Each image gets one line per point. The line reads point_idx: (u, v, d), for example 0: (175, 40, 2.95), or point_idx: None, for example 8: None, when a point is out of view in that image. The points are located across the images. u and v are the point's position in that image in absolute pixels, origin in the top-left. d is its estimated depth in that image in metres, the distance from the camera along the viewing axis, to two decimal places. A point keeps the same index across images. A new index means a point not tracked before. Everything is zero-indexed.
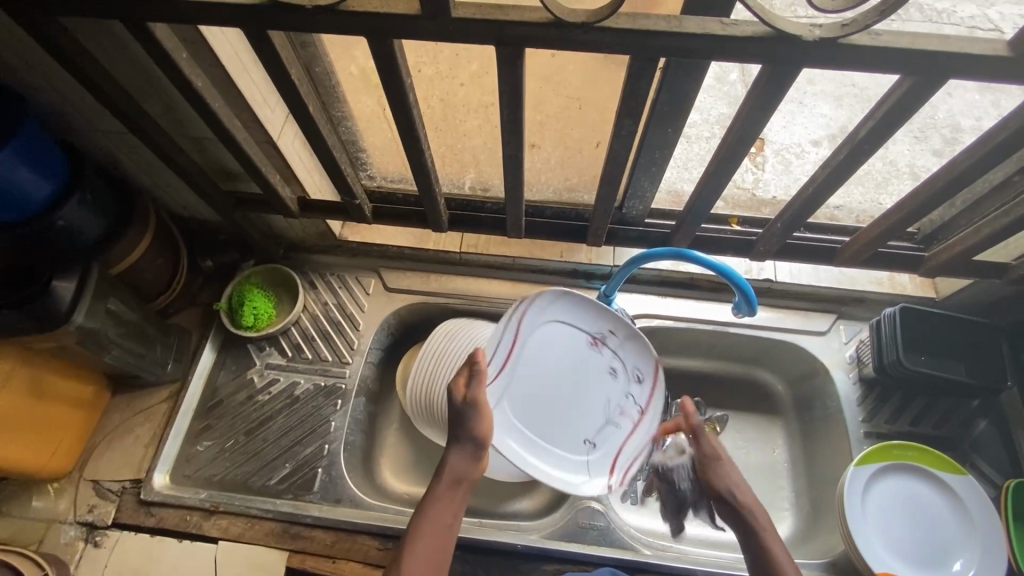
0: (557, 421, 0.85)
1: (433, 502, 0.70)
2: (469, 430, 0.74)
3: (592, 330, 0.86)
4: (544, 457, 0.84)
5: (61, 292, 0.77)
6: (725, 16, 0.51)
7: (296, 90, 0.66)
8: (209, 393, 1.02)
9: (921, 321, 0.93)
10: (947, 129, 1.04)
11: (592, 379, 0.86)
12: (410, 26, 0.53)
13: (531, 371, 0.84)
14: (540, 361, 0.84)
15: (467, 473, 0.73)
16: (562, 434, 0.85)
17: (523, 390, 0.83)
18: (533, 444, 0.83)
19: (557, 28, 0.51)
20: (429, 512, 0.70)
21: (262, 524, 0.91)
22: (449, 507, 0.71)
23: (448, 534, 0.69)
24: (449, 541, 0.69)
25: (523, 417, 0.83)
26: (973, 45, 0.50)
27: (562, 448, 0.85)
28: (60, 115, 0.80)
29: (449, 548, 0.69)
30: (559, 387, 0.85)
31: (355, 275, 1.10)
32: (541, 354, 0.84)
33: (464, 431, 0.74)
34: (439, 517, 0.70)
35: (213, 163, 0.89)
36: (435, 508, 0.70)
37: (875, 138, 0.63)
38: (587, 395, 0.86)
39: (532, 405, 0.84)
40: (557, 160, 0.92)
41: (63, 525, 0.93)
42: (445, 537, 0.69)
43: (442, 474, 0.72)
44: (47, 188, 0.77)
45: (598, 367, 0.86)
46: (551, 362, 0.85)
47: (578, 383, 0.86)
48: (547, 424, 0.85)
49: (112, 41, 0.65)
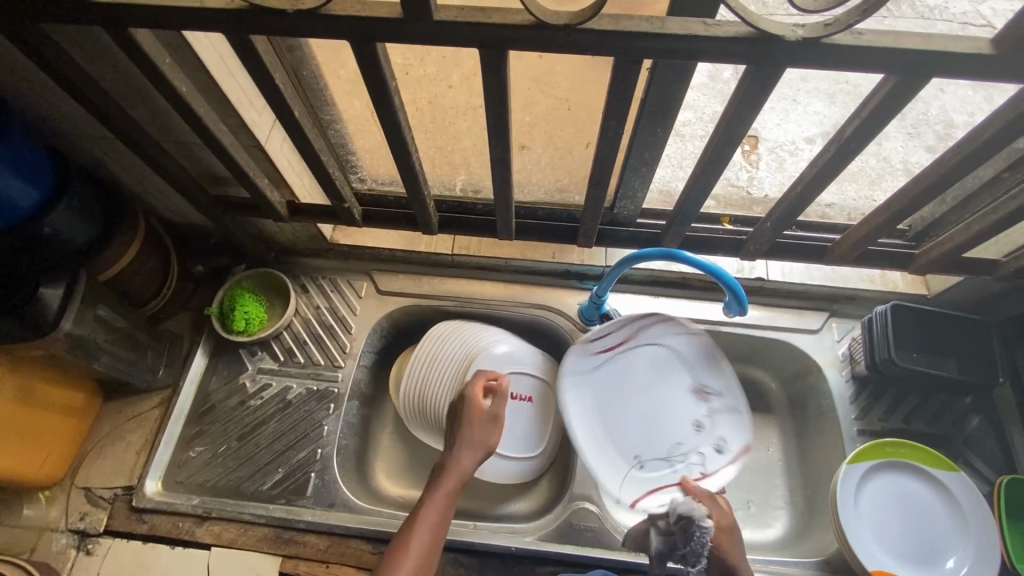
0: (615, 438, 0.93)
1: (435, 497, 0.81)
2: (472, 438, 0.86)
3: (699, 381, 0.97)
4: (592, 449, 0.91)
5: (49, 299, 0.77)
6: (709, 17, 0.51)
7: (281, 95, 0.66)
8: (200, 399, 1.02)
9: (914, 318, 0.93)
10: (940, 125, 1.05)
11: (682, 416, 0.95)
12: (393, 29, 0.53)
13: (644, 371, 0.96)
14: (660, 373, 0.96)
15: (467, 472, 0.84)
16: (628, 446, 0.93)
17: (608, 394, 0.95)
18: (588, 432, 0.92)
19: (540, 30, 0.51)
20: (428, 506, 0.80)
21: (254, 530, 0.91)
22: (441, 510, 0.80)
23: (439, 533, 0.78)
24: (441, 535, 0.79)
25: (611, 410, 0.95)
26: (956, 43, 0.50)
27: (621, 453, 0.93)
28: (45, 121, 0.80)
29: (440, 541, 0.78)
30: (645, 407, 0.95)
31: (346, 278, 1.10)
32: (653, 376, 0.96)
33: (467, 437, 0.86)
34: (434, 515, 0.79)
35: (201, 167, 0.89)
36: (433, 506, 0.80)
37: (862, 137, 0.63)
38: (664, 429, 0.94)
39: (627, 409, 0.95)
40: (547, 161, 0.92)
41: (55, 533, 0.93)
42: (438, 530, 0.79)
43: (445, 475, 0.83)
44: (34, 195, 0.77)
45: (695, 407, 0.96)
46: (677, 385, 0.96)
47: (645, 415, 0.94)
48: (625, 431, 0.94)
49: (96, 48, 0.65)
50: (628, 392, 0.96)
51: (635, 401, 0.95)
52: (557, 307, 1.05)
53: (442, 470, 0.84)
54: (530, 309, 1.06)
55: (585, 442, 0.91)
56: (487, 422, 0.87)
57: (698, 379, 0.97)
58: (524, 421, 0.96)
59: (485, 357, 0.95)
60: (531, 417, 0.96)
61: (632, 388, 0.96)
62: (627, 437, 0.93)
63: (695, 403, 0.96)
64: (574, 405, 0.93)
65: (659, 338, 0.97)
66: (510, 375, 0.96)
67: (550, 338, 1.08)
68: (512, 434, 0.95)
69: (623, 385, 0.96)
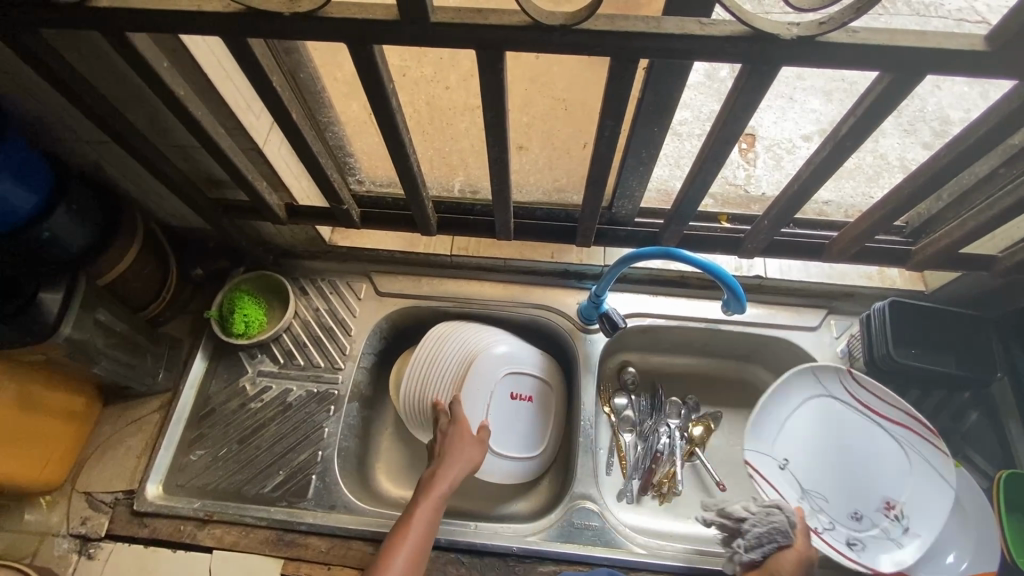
0: (818, 467, 0.93)
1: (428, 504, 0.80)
2: (463, 454, 0.86)
3: (897, 496, 0.89)
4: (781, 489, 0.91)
5: (48, 303, 0.77)
6: (704, 16, 0.52)
7: (279, 97, 0.66)
8: (200, 402, 1.02)
9: (911, 314, 0.94)
10: (936, 122, 1.05)
11: (856, 493, 0.90)
12: (390, 31, 0.53)
13: (884, 437, 0.92)
14: (852, 430, 0.93)
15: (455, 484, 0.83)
16: (855, 492, 0.90)
17: (797, 434, 0.94)
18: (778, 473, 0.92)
19: (536, 31, 0.51)
20: (417, 514, 0.79)
21: (256, 532, 0.91)
22: (432, 518, 0.79)
23: (424, 541, 0.77)
24: (427, 544, 0.77)
25: (812, 456, 0.93)
26: (950, 40, 0.50)
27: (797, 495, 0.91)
28: (43, 126, 0.80)
29: (425, 550, 0.77)
30: (849, 460, 0.92)
31: (345, 280, 1.10)
32: (900, 476, 0.90)
33: (457, 451, 0.86)
34: (422, 523, 0.78)
35: (199, 171, 0.89)
36: (421, 515, 0.79)
37: (857, 134, 0.63)
38: (865, 486, 0.90)
39: (852, 461, 0.92)
40: (545, 162, 0.92)
41: (56, 538, 0.93)
42: (425, 539, 0.77)
43: (433, 484, 0.82)
44: (33, 200, 0.77)
45: (872, 503, 0.89)
46: (893, 466, 0.91)
47: (868, 483, 0.91)
48: (815, 475, 0.92)
49: (93, 52, 0.65)
50: (866, 448, 0.92)
51: (841, 447, 0.93)
52: (556, 306, 1.05)
53: (431, 479, 0.83)
54: (528, 309, 1.06)
55: (773, 435, 0.94)
56: (476, 439, 0.88)
57: (898, 500, 0.89)
58: (524, 421, 0.96)
59: (484, 357, 0.94)
60: (531, 417, 0.97)
61: (869, 445, 0.92)
62: (830, 476, 0.92)
63: (876, 502, 0.89)
64: (807, 413, 0.95)
65: (865, 412, 0.93)
66: (510, 374, 0.96)
67: (550, 338, 1.08)
68: (513, 433, 0.95)
69: (880, 446, 0.92)
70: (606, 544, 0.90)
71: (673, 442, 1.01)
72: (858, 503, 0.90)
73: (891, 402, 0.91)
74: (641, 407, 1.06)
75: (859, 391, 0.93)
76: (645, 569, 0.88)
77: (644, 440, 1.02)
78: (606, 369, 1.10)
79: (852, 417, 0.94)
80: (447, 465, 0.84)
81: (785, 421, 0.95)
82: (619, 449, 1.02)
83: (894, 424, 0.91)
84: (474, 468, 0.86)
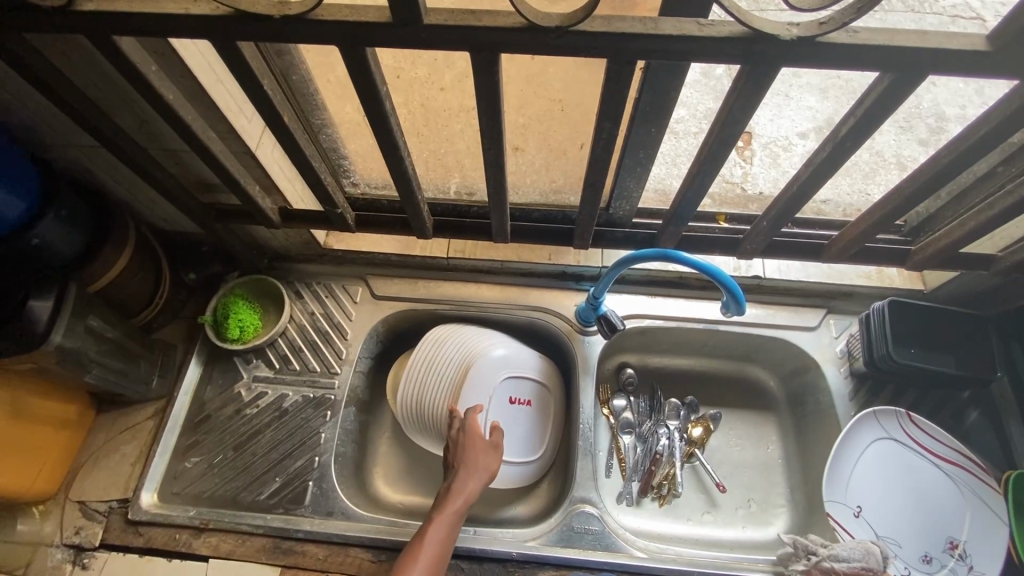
0: (888, 512, 0.89)
1: (445, 518, 0.78)
2: (478, 466, 0.83)
3: (960, 535, 0.86)
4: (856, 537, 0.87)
5: (38, 312, 0.75)
6: (702, 16, 0.51)
7: (270, 101, 0.65)
8: (196, 409, 1.01)
9: (909, 314, 0.93)
10: (932, 119, 1.03)
11: (920, 535, 0.87)
12: (382, 34, 0.52)
13: (941, 475, 0.90)
14: (909, 470, 0.91)
15: (470, 496, 0.81)
16: (918, 534, 0.88)
17: (861, 479, 0.91)
18: (850, 520, 0.88)
19: (532, 32, 0.50)
20: (433, 530, 0.76)
21: (252, 540, 0.90)
22: (447, 533, 0.77)
23: (439, 557, 0.75)
24: (442, 561, 0.75)
25: (874, 500, 0.90)
26: (949, 40, 0.49)
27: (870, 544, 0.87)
28: (31, 131, 0.78)
29: (441, 566, 0.75)
30: (909, 502, 0.89)
31: (341, 284, 1.09)
32: (960, 513, 0.87)
33: (473, 461, 0.83)
34: (437, 540, 0.76)
35: (191, 175, 0.88)
36: (436, 532, 0.76)
37: (857, 135, 0.62)
38: (928, 528, 0.88)
39: (910, 501, 0.90)
40: (541, 163, 0.91)
41: (50, 548, 0.92)
42: (440, 555, 0.75)
43: (449, 498, 0.79)
44: (21, 206, 0.76)
45: (936, 543, 0.87)
46: (951, 504, 0.88)
47: (930, 522, 0.88)
48: (881, 519, 0.89)
49: (81, 57, 0.64)
50: (923, 488, 0.90)
51: (898, 488, 0.90)
52: (554, 308, 1.05)
53: (447, 494, 0.80)
54: (525, 310, 1.05)
55: (846, 480, 0.90)
56: (492, 448, 0.86)
57: (961, 539, 0.86)
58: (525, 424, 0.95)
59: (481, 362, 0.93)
60: (530, 420, 0.96)
61: (926, 484, 0.90)
62: (897, 517, 0.89)
63: (939, 541, 0.87)
64: (871, 457, 0.91)
65: (918, 449, 0.91)
66: (510, 377, 0.95)
67: (547, 340, 1.07)
68: (514, 438, 0.94)
69: (939, 483, 0.89)
70: (606, 548, 0.89)
71: (673, 443, 1.01)
72: (926, 544, 0.87)
73: (944, 439, 0.90)
74: (640, 407, 1.05)
75: (917, 432, 0.91)
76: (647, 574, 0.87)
77: (643, 442, 1.02)
78: (605, 370, 1.09)
79: (908, 457, 0.91)
80: (463, 477, 0.81)
81: (856, 463, 0.91)
82: (617, 451, 1.01)
83: (948, 461, 0.90)
84: (490, 477, 0.83)
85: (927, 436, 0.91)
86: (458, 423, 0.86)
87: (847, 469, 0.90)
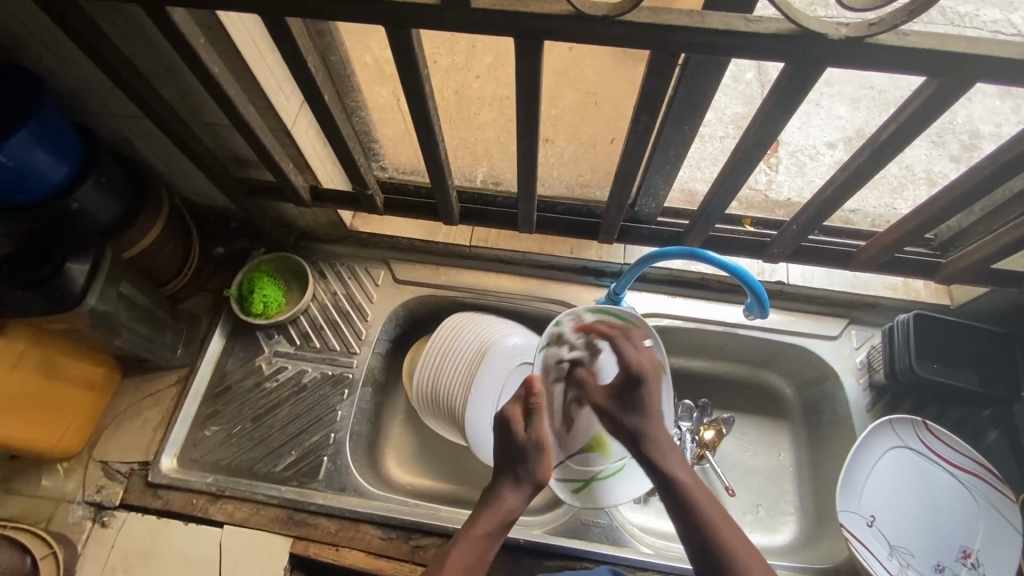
0: (902, 522, 0.88)
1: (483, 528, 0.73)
2: (530, 471, 0.75)
3: (972, 543, 0.86)
4: (873, 551, 0.85)
5: (75, 274, 0.77)
6: (748, 13, 0.51)
7: (312, 76, 0.66)
8: (217, 379, 1.03)
9: (933, 328, 0.92)
10: (966, 135, 1.03)
11: (933, 544, 0.86)
12: (430, 15, 0.53)
13: (952, 480, 0.89)
14: (920, 477, 0.90)
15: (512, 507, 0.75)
16: (931, 542, 0.87)
17: (875, 489, 0.89)
18: (866, 535, 0.86)
19: (577, 21, 0.51)
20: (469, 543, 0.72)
21: (266, 510, 0.92)
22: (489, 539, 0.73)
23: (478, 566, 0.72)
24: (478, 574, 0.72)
25: (889, 510, 0.88)
26: (1003, 48, 0.49)
27: (885, 553, 0.86)
28: (78, 96, 0.81)
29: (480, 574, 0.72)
30: (922, 510, 0.88)
31: (364, 266, 1.10)
32: (972, 520, 0.87)
33: (525, 474, 0.75)
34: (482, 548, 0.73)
35: (227, 150, 0.90)
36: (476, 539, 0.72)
37: (897, 140, 0.62)
38: (941, 536, 0.87)
39: (925, 509, 0.88)
40: (570, 156, 0.91)
41: (71, 504, 0.94)
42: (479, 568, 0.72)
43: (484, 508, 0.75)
44: (62, 170, 0.78)
45: (949, 552, 0.86)
46: (964, 511, 0.87)
47: (943, 531, 0.87)
48: (897, 530, 0.87)
49: (131, 25, 0.66)
50: (936, 496, 0.89)
51: (911, 495, 0.89)
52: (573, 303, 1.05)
53: (483, 505, 0.75)
54: (545, 303, 1.06)
55: (860, 491, 0.88)
56: (539, 447, 0.75)
57: (974, 547, 0.85)
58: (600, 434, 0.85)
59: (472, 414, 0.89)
60: (578, 449, 0.86)
61: (938, 493, 0.89)
62: (912, 528, 0.88)
63: (952, 551, 0.86)
64: (884, 466, 0.90)
65: (931, 454, 0.90)
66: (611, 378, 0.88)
67: None
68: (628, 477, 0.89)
69: (950, 490, 0.89)
70: (612, 541, 0.90)
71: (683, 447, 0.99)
72: (938, 553, 0.86)
73: (957, 446, 0.89)
74: None
75: (930, 441, 0.90)
76: (651, 570, 0.87)
77: None
78: None
79: (916, 464, 0.90)
80: (509, 487, 0.75)
81: (870, 472, 0.89)
82: None
83: (956, 468, 0.89)
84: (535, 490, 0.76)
85: (934, 441, 0.90)
86: (524, 431, 0.75)
87: (861, 479, 0.89)
